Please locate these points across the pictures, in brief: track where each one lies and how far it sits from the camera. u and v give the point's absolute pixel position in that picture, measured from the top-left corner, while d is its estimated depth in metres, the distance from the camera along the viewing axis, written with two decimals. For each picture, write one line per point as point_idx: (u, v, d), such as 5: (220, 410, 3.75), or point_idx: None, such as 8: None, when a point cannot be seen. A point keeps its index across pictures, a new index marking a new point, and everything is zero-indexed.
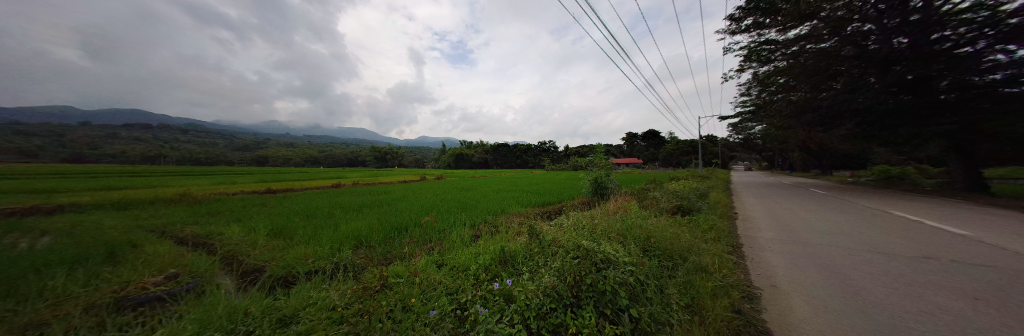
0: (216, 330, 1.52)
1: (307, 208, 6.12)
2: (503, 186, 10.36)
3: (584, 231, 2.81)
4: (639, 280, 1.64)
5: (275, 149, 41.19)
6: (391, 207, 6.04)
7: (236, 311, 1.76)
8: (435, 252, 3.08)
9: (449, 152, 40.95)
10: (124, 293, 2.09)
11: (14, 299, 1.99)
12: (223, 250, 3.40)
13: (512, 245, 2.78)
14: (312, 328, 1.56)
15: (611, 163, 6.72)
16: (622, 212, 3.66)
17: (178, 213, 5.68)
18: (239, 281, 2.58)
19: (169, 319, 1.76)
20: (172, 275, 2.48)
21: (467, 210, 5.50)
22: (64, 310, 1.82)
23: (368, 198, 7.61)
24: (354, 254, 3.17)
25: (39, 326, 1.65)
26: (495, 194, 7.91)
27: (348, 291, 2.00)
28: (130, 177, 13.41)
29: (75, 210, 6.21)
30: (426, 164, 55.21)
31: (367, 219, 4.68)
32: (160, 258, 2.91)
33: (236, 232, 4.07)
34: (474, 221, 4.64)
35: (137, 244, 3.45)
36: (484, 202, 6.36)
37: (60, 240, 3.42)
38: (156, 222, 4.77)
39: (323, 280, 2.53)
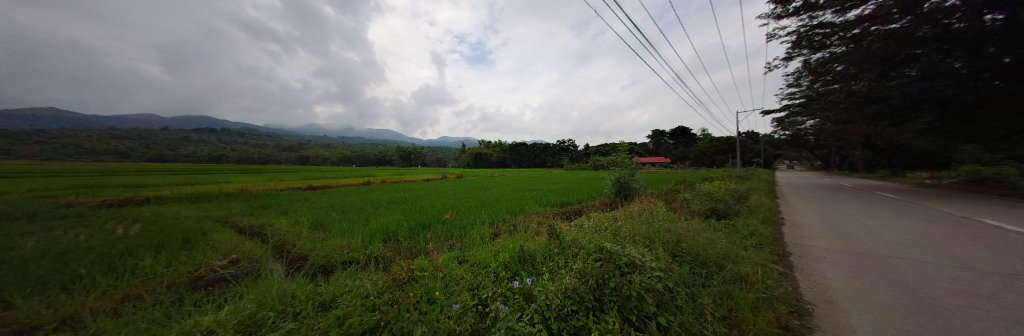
0: (266, 310, 1.69)
1: (342, 203, 6.60)
2: (520, 186, 10.33)
3: (606, 232, 2.72)
4: (668, 287, 1.55)
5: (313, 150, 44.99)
6: (414, 204, 6.31)
7: (284, 294, 1.94)
8: (456, 248, 3.16)
9: (469, 152, 41.76)
10: (195, 274, 2.40)
11: (115, 276, 2.38)
12: (274, 239, 3.78)
13: (532, 245, 2.77)
14: (348, 314, 1.68)
15: (636, 162, 6.42)
16: (648, 215, 3.45)
17: (237, 206, 6.43)
18: (286, 267, 2.86)
19: (229, 298, 1.99)
20: (233, 260, 2.81)
21: (486, 208, 5.57)
22: (150, 287, 2.14)
23: (394, 195, 8.02)
24: (383, 247, 3.36)
25: (130, 300, 1.94)
26: (513, 193, 7.94)
27: (380, 281, 2.13)
28: (199, 174, 15.44)
29: (159, 201, 7.29)
30: (447, 163, 57.02)
31: (394, 215, 4.93)
32: (224, 245, 3.31)
33: (283, 224, 4.51)
34: (494, 218, 4.69)
35: (205, 232, 3.95)
36: (504, 201, 6.42)
37: (148, 228, 4.04)
38: (220, 213, 5.46)
39: (356, 269, 2.71)
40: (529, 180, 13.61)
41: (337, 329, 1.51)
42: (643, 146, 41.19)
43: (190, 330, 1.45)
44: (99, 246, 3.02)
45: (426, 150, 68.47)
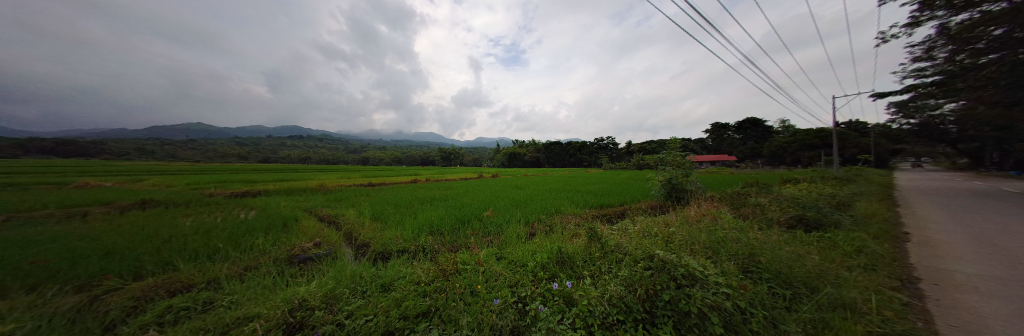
0: (340, 290, 1.97)
1: (394, 199, 7.35)
2: (558, 186, 10.07)
3: (656, 238, 2.47)
4: (737, 307, 1.33)
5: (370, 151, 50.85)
6: (455, 201, 6.67)
7: (352, 275, 2.24)
8: (495, 245, 3.24)
9: (503, 152, 42.15)
10: (291, 253, 2.95)
11: (241, 249, 3.09)
12: (345, 227, 4.43)
13: (573, 246, 2.67)
14: (403, 297, 1.86)
15: (692, 161, 5.72)
16: (707, 221, 3.03)
17: (317, 198, 7.70)
18: (354, 252, 3.30)
19: (313, 274, 2.39)
20: (317, 243, 3.36)
21: (522, 207, 5.59)
22: (262, 261, 2.71)
23: (436, 193, 8.59)
24: (431, 239, 3.63)
25: (245, 271, 2.47)
26: (549, 193, 7.79)
27: (429, 270, 2.30)
28: (289, 172, 18.84)
29: (264, 193, 9.13)
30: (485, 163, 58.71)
31: (437, 211, 5.29)
32: (310, 230, 4.00)
33: (351, 214, 5.24)
34: (530, 218, 4.68)
35: (297, 219, 4.84)
36: (541, 201, 6.34)
37: (260, 214, 5.12)
38: (306, 204, 6.62)
39: (408, 258, 2.99)
40: (566, 180, 13.18)
41: (393, 311, 1.68)
42: (699, 142, 36.46)
43: (285, 300, 1.78)
44: (229, 226, 3.93)
45: (464, 151, 71.33)
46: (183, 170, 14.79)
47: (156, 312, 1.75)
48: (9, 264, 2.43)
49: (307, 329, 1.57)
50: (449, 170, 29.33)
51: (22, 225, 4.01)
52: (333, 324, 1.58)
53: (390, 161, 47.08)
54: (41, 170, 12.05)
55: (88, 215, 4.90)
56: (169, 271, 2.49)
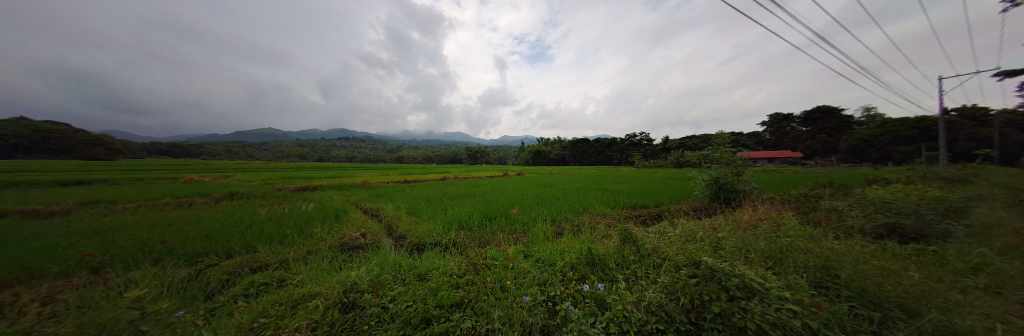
0: (381, 277, 2.15)
1: (426, 195, 7.76)
2: (587, 184, 9.69)
3: (700, 243, 2.26)
4: (806, 327, 1.15)
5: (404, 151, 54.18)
6: (481, 198, 6.81)
7: (392, 265, 2.42)
8: (523, 242, 3.24)
9: (528, 150, 41.71)
10: (341, 242, 3.30)
11: (303, 236, 3.54)
12: (385, 219, 4.81)
13: (605, 247, 2.57)
14: (437, 288, 1.95)
15: (744, 158, 5.08)
16: (765, 226, 2.67)
17: (362, 193, 8.49)
18: (393, 242, 3.57)
19: (359, 261, 2.63)
20: (363, 233, 3.71)
21: (549, 205, 5.51)
22: (319, 247, 3.08)
23: (465, 190, 8.86)
24: (460, 234, 3.77)
25: (304, 255, 2.82)
26: (577, 192, 7.56)
27: (461, 263, 2.39)
28: (337, 170, 20.98)
29: (318, 188, 10.32)
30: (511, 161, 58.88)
31: (465, 207, 5.45)
32: (356, 221, 4.43)
33: (390, 208, 5.68)
34: (557, 217, 4.57)
35: (345, 211, 5.39)
36: (569, 199, 6.17)
37: (315, 206, 5.81)
38: (352, 198, 7.34)
39: (440, 251, 3.13)
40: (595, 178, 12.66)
41: (429, 300, 1.79)
42: (753, 136, 32.33)
43: (336, 285, 1.98)
44: (293, 216, 4.54)
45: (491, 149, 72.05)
46: (256, 168, 17.34)
47: (241, 287, 2.09)
48: (143, 241, 3.10)
49: (358, 309, 1.76)
50: (476, 168, 29.94)
51: (150, 211, 5.08)
52: (379, 307, 1.76)
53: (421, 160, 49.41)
54: (160, 168, 15.07)
55: (194, 204, 6.05)
56: (251, 252, 2.96)
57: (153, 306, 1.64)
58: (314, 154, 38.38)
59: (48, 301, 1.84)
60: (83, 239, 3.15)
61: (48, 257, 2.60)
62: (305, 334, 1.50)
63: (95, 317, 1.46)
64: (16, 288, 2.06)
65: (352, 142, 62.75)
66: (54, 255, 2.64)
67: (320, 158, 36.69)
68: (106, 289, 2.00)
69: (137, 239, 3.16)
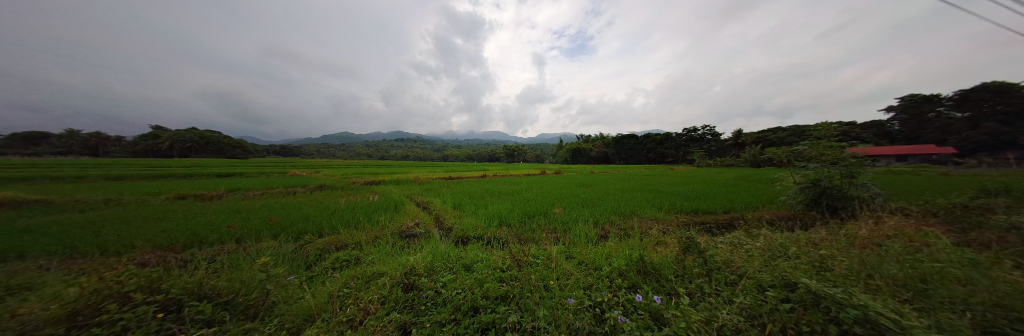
0: (434, 264, 2.31)
1: (469, 191, 8.10)
2: (637, 185, 8.87)
3: (789, 261, 1.85)
4: None
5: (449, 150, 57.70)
6: (521, 196, 6.80)
7: (441, 254, 2.59)
8: (566, 243, 3.12)
9: (568, 147, 40.18)
10: (399, 229, 3.68)
11: (370, 222, 4.06)
12: (434, 212, 5.20)
13: (660, 254, 2.31)
14: (482, 280, 2.01)
15: (857, 154, 4.01)
16: (893, 245, 2.04)
17: (415, 188, 9.35)
18: (441, 233, 3.83)
19: (413, 248, 2.88)
20: (416, 223, 4.06)
21: (593, 206, 5.22)
22: (381, 233, 3.49)
23: (506, 187, 9.00)
24: (501, 230, 3.83)
25: (369, 240, 3.20)
26: (624, 193, 6.99)
27: (505, 258, 2.42)
28: (394, 167, 23.46)
29: (380, 182, 11.72)
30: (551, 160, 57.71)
31: (506, 204, 5.51)
32: (411, 212, 4.89)
33: (438, 202, 6.12)
34: (604, 218, 4.29)
35: (402, 202, 6.01)
36: (616, 200, 5.75)
37: (378, 198, 6.62)
38: (407, 192, 8.14)
39: (483, 245, 3.25)
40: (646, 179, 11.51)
41: (476, 290, 1.86)
42: None
43: (396, 268, 2.20)
44: (362, 205, 5.25)
45: (530, 148, 70.99)
46: (334, 165, 20.59)
47: (323, 264, 2.48)
48: (264, 219, 3.98)
49: (415, 290, 1.94)
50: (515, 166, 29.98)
51: (266, 197, 6.49)
52: (433, 290, 1.91)
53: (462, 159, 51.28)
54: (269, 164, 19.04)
55: (293, 192, 7.49)
56: (333, 234, 3.53)
57: (269, 271, 2.07)
58: (372, 154, 43.10)
59: (208, 260, 2.47)
60: (229, 215, 4.21)
61: (209, 228, 3.53)
62: (375, 307, 1.72)
63: (235, 276, 1.90)
64: (191, 250, 2.86)
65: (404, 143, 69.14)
66: (210, 227, 3.56)
67: (376, 158, 40.95)
68: (240, 255, 2.60)
69: (259, 218, 4.05)
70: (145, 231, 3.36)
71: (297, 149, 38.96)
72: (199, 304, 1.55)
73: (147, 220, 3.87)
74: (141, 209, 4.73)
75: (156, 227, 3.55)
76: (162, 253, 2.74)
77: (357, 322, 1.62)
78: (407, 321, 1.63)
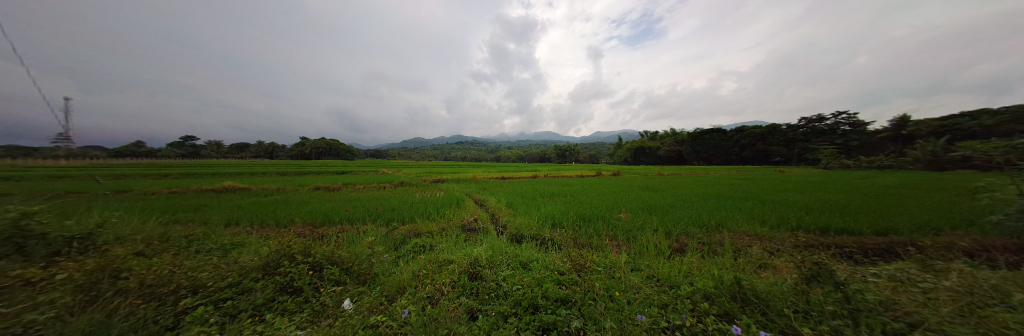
0: (494, 258, 2.43)
1: (522, 191, 8.22)
2: (723, 191, 7.36)
3: (1010, 318, 1.22)
4: None
5: (505, 151, 59.87)
6: (576, 198, 6.51)
7: (499, 249, 2.71)
8: (630, 252, 2.83)
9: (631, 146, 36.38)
10: (460, 223, 4.03)
11: (438, 215, 4.58)
12: (490, 209, 5.48)
13: (763, 280, 1.85)
14: (542, 279, 2.00)
15: None
16: None
17: (473, 186, 10.07)
18: (497, 230, 4.01)
19: (474, 241, 3.11)
20: (474, 219, 4.36)
21: (663, 213, 4.58)
22: (446, 226, 3.88)
23: (561, 188, 8.77)
24: (556, 231, 3.75)
25: (437, 231, 3.60)
26: (706, 200, 5.88)
27: (564, 261, 2.35)
28: (454, 167, 25.75)
29: (444, 180, 13.07)
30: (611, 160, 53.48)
31: (559, 205, 5.36)
32: (470, 209, 5.27)
33: (492, 201, 6.43)
34: (679, 230, 3.69)
35: (461, 199, 6.55)
36: (694, 209, 4.89)
37: (442, 194, 7.39)
38: (466, 190, 8.85)
39: (537, 245, 3.25)
40: (736, 183, 9.43)
41: (536, 288, 1.86)
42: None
43: (462, 258, 2.41)
44: (430, 200, 5.96)
45: (584, 148, 66.86)
46: (409, 165, 23.95)
47: (404, 248, 2.90)
48: (361, 207, 4.96)
49: (480, 279, 2.09)
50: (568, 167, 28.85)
51: (362, 190, 8.07)
52: (495, 282, 2.02)
53: (515, 160, 52.14)
54: (364, 164, 23.49)
55: (380, 187, 9.11)
56: (408, 223, 4.12)
57: (367, 250, 2.55)
58: (436, 156, 48.06)
59: (330, 236, 3.24)
60: (340, 203, 5.39)
61: (328, 211, 4.60)
62: (447, 290, 1.92)
63: (347, 250, 2.43)
64: (318, 228, 3.79)
65: (463, 145, 74.84)
66: (330, 211, 4.64)
67: (439, 159, 45.39)
68: (347, 235, 3.29)
69: (359, 206, 5.06)
70: (294, 211, 4.62)
71: (382, 152, 46.76)
72: (328, 269, 2.04)
73: (294, 204, 5.33)
74: (290, 196, 6.52)
75: (298, 208, 4.85)
76: (302, 229, 3.72)
77: (434, 300, 1.84)
78: (474, 307, 1.76)
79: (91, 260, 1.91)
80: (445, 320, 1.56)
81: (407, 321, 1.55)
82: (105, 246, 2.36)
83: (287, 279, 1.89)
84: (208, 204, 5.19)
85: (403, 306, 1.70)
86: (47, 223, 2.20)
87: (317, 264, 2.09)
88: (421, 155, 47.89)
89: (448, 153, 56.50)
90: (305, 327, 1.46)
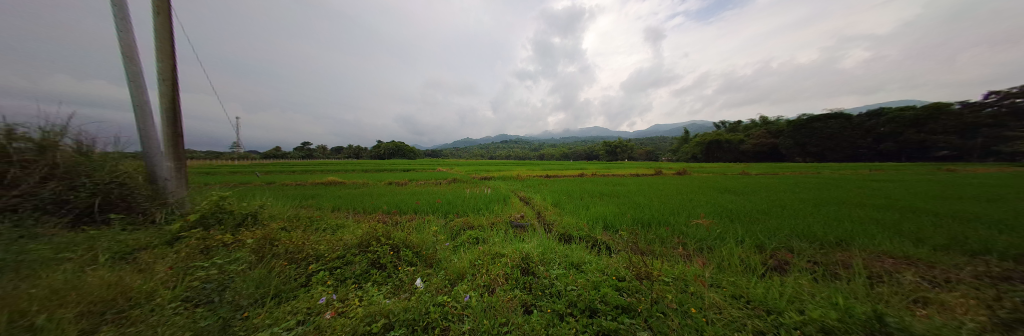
0: (546, 256, 2.43)
1: (570, 189, 7.97)
2: (842, 195, 5.69)
3: None
4: None
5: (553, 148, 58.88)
6: (633, 198, 5.95)
7: (550, 248, 2.69)
8: (704, 264, 2.45)
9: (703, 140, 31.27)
10: (509, 219, 4.17)
11: (487, 209, 4.84)
12: (536, 207, 5.51)
13: (918, 321, 1.36)
14: (598, 282, 1.91)
15: None
16: None
17: (519, 184, 10.26)
18: (544, 227, 4.01)
19: (524, 237, 3.18)
20: (522, 216, 4.45)
21: (747, 221, 3.83)
22: (496, 221, 4.07)
23: (614, 187, 8.19)
24: (607, 234, 3.54)
25: (487, 225, 3.81)
26: (815, 207, 4.65)
27: (623, 266, 2.18)
28: (500, 165, 26.59)
29: (491, 177, 13.70)
30: (675, 157, 47.31)
31: (611, 206, 5.02)
32: (516, 206, 5.39)
33: (538, 198, 6.44)
34: (774, 243, 3.02)
35: (508, 196, 6.76)
36: (796, 218, 3.93)
37: (489, 191, 7.77)
38: (512, 187, 9.12)
39: (589, 246, 3.12)
40: (864, 186, 7.18)
41: (593, 291, 1.78)
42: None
43: (514, 252, 2.49)
44: (479, 195, 6.35)
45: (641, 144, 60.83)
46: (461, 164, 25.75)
47: (461, 238, 3.16)
48: (421, 200, 5.59)
49: (532, 275, 2.13)
50: (620, 165, 26.46)
51: (423, 186, 9.12)
52: (548, 279, 2.03)
53: (564, 157, 50.76)
54: (423, 163, 26.36)
55: (437, 183, 10.13)
56: (462, 215, 4.48)
57: (432, 238, 2.86)
58: (485, 155, 50.21)
59: (400, 224, 3.77)
60: (406, 196, 6.21)
61: (397, 203, 5.35)
62: (502, 282, 2.01)
63: (416, 236, 2.78)
64: (391, 216, 4.45)
65: (509, 144, 76.11)
66: (398, 202, 5.39)
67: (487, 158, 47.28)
68: (413, 223, 3.77)
69: (419, 199, 5.73)
70: (374, 201, 5.55)
71: (438, 152, 51.39)
72: (403, 251, 2.38)
73: (373, 195, 6.39)
74: (369, 189, 7.83)
75: (375, 199, 5.79)
76: (380, 217, 4.44)
77: (491, 289, 1.95)
78: (528, 301, 1.79)
79: (257, 231, 2.67)
80: (502, 310, 1.63)
81: (468, 305, 1.68)
82: (265, 219, 3.25)
83: (375, 256, 2.28)
84: (317, 194, 6.67)
85: (464, 291, 1.86)
86: (233, 206, 3.16)
87: (395, 246, 2.45)
88: (471, 154, 50.77)
89: (495, 151, 58.36)
90: (389, 297, 1.74)
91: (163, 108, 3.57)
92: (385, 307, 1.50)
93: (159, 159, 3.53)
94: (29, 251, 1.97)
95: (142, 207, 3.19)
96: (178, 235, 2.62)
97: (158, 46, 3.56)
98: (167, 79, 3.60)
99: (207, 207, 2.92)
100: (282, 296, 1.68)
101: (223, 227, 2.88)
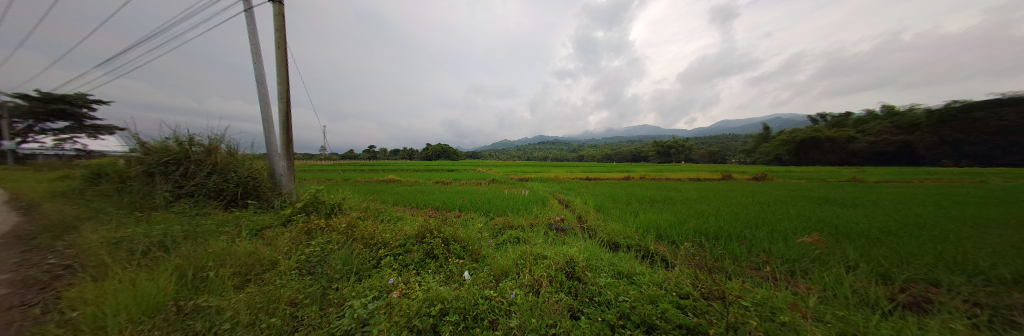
0: (592, 262, 2.34)
1: (616, 193, 7.44)
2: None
3: None
4: None
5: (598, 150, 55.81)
6: (692, 206, 5.26)
7: (595, 254, 2.58)
8: (788, 289, 2.05)
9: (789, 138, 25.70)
10: (549, 221, 4.10)
11: (525, 211, 4.85)
12: (576, 210, 5.32)
13: None
14: (650, 295, 1.77)
15: None
16: None
17: (559, 186, 10.02)
18: (586, 232, 3.84)
19: (567, 240, 3.10)
20: (562, 219, 4.34)
21: (855, 241, 3.04)
22: (537, 222, 4.05)
23: (669, 193, 7.37)
24: (659, 245, 3.21)
25: (527, 226, 3.82)
26: (975, 228, 3.42)
27: (681, 282, 1.96)
28: (540, 167, 26.35)
29: (530, 179, 13.69)
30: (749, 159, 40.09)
31: (666, 213, 4.51)
32: (556, 208, 5.26)
33: (578, 202, 6.21)
34: (904, 272, 2.32)
35: (547, 197, 6.66)
36: (941, 242, 2.94)
37: (528, 192, 7.75)
38: (551, 189, 8.98)
39: (637, 256, 2.90)
40: None
41: (649, 305, 1.65)
42: None
43: (558, 255, 2.45)
44: (518, 196, 6.40)
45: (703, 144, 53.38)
46: (502, 165, 26.31)
47: (503, 236, 3.25)
48: (462, 199, 5.89)
49: (576, 280, 2.08)
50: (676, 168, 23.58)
51: (466, 185, 9.62)
52: (594, 285, 1.96)
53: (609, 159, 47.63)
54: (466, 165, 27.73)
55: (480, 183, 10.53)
56: (502, 215, 4.62)
57: (477, 234, 3.02)
58: (524, 156, 50.45)
59: (446, 220, 4.07)
60: (452, 194, 6.64)
61: (442, 200, 5.76)
62: (546, 283, 2.01)
63: (463, 232, 2.97)
64: (438, 212, 4.83)
65: (550, 144, 74.82)
66: (443, 200, 5.80)
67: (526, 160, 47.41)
68: (458, 220, 4.02)
69: (461, 198, 6.05)
70: (425, 198, 6.10)
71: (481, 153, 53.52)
72: (453, 244, 2.58)
73: (425, 192, 7.02)
74: (422, 187, 8.63)
75: (427, 196, 6.35)
76: (429, 212, 4.86)
77: (535, 289, 1.97)
78: (575, 307, 1.76)
79: (339, 219, 3.20)
80: (549, 312, 1.62)
81: (514, 301, 1.73)
82: (342, 209, 3.87)
83: (430, 247, 2.52)
84: (380, 190, 7.64)
85: (511, 288, 1.91)
86: (324, 198, 3.85)
87: (445, 239, 2.66)
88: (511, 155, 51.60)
89: (535, 152, 58.17)
90: (442, 285, 1.91)
91: (280, 119, 4.56)
92: (440, 293, 1.65)
93: (277, 159, 4.51)
94: (204, 225, 2.77)
95: (266, 196, 4.10)
96: (289, 219, 3.35)
97: (278, 71, 4.56)
98: (283, 96, 4.59)
99: (308, 198, 3.64)
100: (360, 273, 1.99)
101: (318, 214, 3.55)
